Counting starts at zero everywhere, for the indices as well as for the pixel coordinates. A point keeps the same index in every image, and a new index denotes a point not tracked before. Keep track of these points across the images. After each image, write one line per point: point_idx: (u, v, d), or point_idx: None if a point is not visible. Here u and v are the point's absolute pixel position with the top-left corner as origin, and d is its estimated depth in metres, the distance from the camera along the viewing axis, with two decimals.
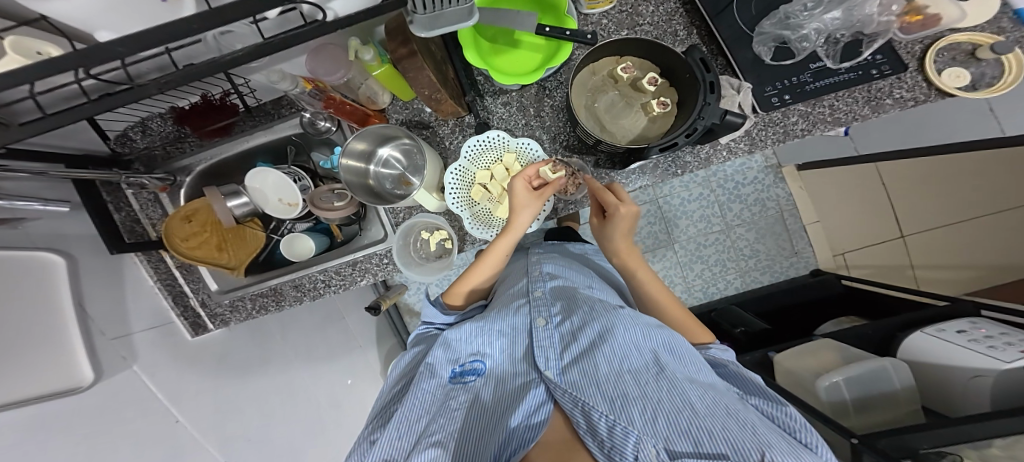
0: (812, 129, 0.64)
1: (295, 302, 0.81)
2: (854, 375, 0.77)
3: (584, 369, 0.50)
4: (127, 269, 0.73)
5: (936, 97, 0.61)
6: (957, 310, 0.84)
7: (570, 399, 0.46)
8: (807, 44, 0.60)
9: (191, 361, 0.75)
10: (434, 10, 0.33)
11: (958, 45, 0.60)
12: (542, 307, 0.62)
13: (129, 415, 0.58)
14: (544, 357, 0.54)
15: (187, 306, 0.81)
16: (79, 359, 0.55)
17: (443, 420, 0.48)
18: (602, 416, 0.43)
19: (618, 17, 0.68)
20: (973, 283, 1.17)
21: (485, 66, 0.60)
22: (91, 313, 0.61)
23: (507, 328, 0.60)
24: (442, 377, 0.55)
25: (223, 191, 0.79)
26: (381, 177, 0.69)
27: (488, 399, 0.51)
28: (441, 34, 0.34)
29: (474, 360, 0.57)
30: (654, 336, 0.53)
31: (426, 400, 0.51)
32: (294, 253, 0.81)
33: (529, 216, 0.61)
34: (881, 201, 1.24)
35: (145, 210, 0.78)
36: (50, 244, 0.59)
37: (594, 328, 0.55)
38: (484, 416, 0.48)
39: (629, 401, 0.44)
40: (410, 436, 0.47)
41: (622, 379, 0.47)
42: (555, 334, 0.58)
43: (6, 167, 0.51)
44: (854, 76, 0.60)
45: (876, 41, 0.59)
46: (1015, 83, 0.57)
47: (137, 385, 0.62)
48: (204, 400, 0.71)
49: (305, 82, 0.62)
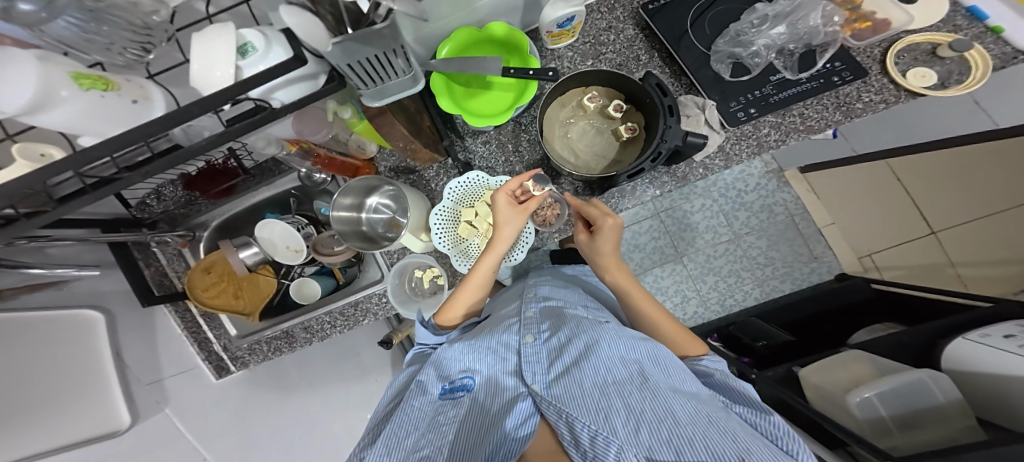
0: (786, 139, 0.63)
1: (305, 343, 0.85)
2: (891, 388, 0.71)
3: (569, 381, 0.49)
4: (159, 321, 0.81)
5: (907, 97, 0.61)
6: (1000, 314, 0.75)
7: (555, 411, 0.46)
8: (759, 59, 0.63)
9: (216, 401, 0.81)
10: (377, 84, 0.36)
11: (917, 47, 0.62)
12: (531, 325, 0.62)
13: (157, 452, 0.62)
14: (532, 371, 0.54)
15: (211, 350, 0.87)
16: (115, 404, 0.62)
17: (432, 437, 0.50)
18: (585, 426, 0.43)
19: (582, 49, 0.73)
20: None
21: (458, 111, 0.65)
22: (126, 361, 0.69)
23: (496, 344, 0.60)
24: (432, 394, 0.56)
25: (236, 243, 0.86)
26: (374, 221, 0.72)
27: (478, 414, 0.51)
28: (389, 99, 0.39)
29: (463, 376, 0.58)
30: (639, 347, 0.53)
31: (416, 417, 0.53)
32: (303, 296, 0.86)
33: (511, 229, 0.61)
34: (899, 196, 1.19)
35: (171, 264, 0.86)
36: (88, 301, 0.67)
37: (580, 342, 0.55)
38: (474, 432, 0.48)
39: (611, 412, 0.44)
40: (401, 451, 0.49)
41: (606, 392, 0.47)
42: (542, 349, 0.58)
43: (52, 237, 0.60)
44: (817, 84, 0.62)
45: (828, 50, 0.62)
46: (983, 80, 0.58)
47: (170, 427, 0.68)
48: (229, 435, 0.76)
49: (289, 145, 0.65)
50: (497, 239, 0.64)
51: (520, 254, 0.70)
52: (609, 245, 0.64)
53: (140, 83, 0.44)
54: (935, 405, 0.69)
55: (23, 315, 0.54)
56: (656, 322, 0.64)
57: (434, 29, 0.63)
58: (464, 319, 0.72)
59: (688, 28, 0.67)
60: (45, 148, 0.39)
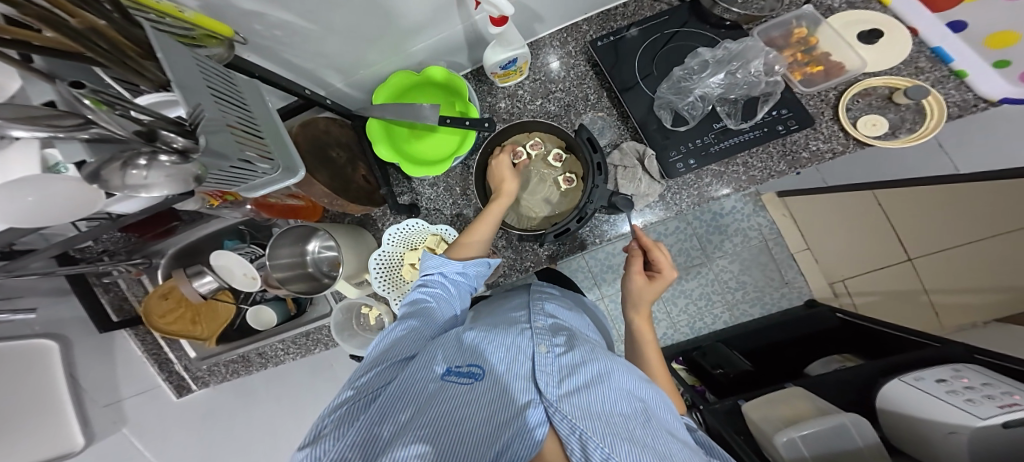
0: (727, 191, 0.57)
1: (261, 368, 0.86)
2: (812, 431, 0.70)
3: (585, 398, 0.45)
4: (118, 344, 0.82)
5: (856, 147, 0.53)
6: (945, 354, 0.78)
7: (569, 426, 0.42)
8: (697, 110, 0.57)
9: (177, 420, 0.82)
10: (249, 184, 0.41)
11: (873, 91, 0.55)
12: (542, 335, 0.57)
13: None
14: (544, 379, 0.48)
15: (172, 371, 0.88)
16: (72, 425, 0.64)
17: (433, 412, 0.42)
18: (598, 447, 0.39)
19: (532, 87, 0.66)
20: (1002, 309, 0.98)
21: (397, 159, 0.64)
22: (84, 384, 0.70)
23: (509, 344, 0.54)
24: (435, 371, 0.48)
25: (189, 273, 0.79)
26: (319, 260, 0.71)
27: (489, 404, 0.44)
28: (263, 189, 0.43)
29: (471, 363, 0.51)
30: (645, 388, 0.50)
31: (412, 395, 0.45)
32: (261, 323, 0.84)
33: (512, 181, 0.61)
34: (880, 223, 1.15)
35: (132, 288, 0.86)
36: (44, 330, 0.68)
37: (594, 367, 0.51)
38: (486, 427, 0.41)
39: (622, 438, 0.40)
40: (391, 426, 0.41)
41: (616, 418, 0.43)
42: (554, 363, 0.52)
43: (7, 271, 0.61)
44: (758, 134, 0.54)
45: (769, 100, 0.54)
46: (935, 131, 0.52)
47: (125, 445, 0.71)
48: (189, 451, 0.78)
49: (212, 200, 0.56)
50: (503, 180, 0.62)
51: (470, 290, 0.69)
52: (649, 294, 0.62)
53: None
54: (854, 449, 0.68)
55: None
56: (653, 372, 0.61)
57: (374, 73, 0.62)
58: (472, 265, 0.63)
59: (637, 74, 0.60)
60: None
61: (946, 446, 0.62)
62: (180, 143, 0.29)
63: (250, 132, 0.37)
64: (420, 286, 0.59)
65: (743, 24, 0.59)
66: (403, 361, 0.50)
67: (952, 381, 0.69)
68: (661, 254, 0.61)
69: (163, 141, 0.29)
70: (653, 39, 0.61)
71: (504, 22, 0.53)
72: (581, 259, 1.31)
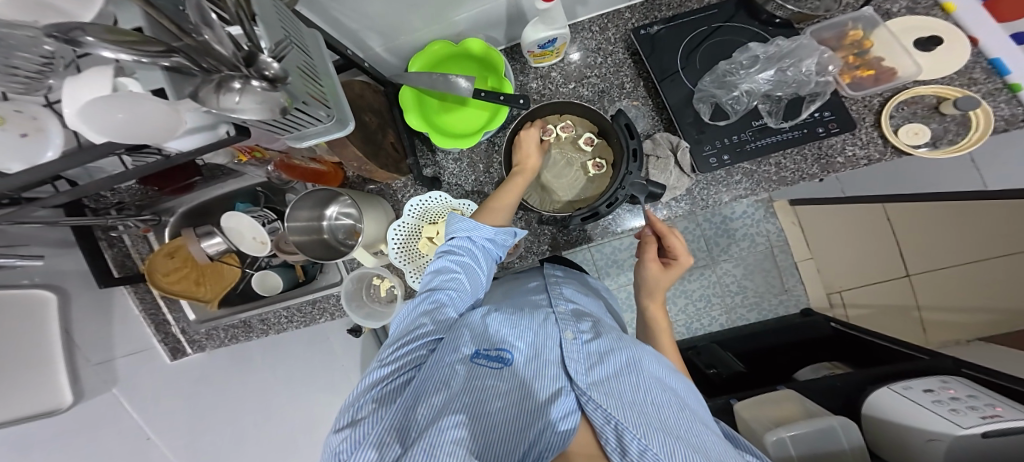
0: (757, 189, 0.57)
1: (261, 335, 0.84)
2: (801, 434, 0.71)
3: (616, 387, 0.45)
4: (115, 301, 0.79)
5: (893, 156, 0.54)
6: (935, 366, 0.81)
7: (603, 415, 0.42)
8: (740, 106, 0.56)
9: (169, 381, 0.79)
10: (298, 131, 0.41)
11: (920, 99, 0.56)
12: (568, 321, 0.57)
13: (104, 432, 0.63)
14: (573, 367, 0.49)
15: (169, 332, 0.86)
16: (62, 382, 0.61)
17: (466, 399, 0.42)
18: (635, 439, 0.39)
19: (566, 70, 0.64)
20: (993, 329, 1.01)
21: (427, 130, 0.64)
22: (77, 340, 0.67)
23: (536, 331, 0.54)
24: (465, 353, 0.50)
25: (200, 232, 0.79)
26: (335, 228, 0.70)
27: (520, 394, 0.45)
28: (312, 142, 0.43)
29: (500, 349, 0.52)
30: (673, 377, 0.51)
31: (444, 376, 0.46)
32: (265, 287, 0.83)
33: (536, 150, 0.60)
34: (887, 237, 1.18)
35: (136, 245, 0.83)
36: (44, 281, 0.65)
37: (624, 354, 0.50)
38: (518, 417, 0.42)
39: (658, 427, 0.40)
40: (426, 408, 0.41)
41: (648, 405, 0.43)
42: (583, 349, 0.52)
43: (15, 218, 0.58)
44: (798, 135, 0.55)
45: (816, 101, 0.54)
46: (979, 143, 0.53)
47: (114, 405, 0.67)
48: (177, 410, 0.75)
49: (240, 156, 0.58)
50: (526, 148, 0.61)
51: None
52: (665, 281, 0.61)
53: (34, 112, 0.36)
54: (838, 450, 0.70)
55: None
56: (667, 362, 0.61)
57: (413, 39, 0.60)
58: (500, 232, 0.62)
59: (677, 63, 0.59)
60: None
61: (923, 452, 0.65)
62: (274, 70, 0.29)
63: (311, 78, 0.38)
64: (447, 254, 0.57)
65: (795, 23, 0.59)
66: (431, 344, 0.50)
67: (939, 391, 0.71)
68: (677, 240, 0.60)
69: (258, 67, 0.28)
70: (699, 30, 0.60)
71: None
72: (587, 251, 1.32)
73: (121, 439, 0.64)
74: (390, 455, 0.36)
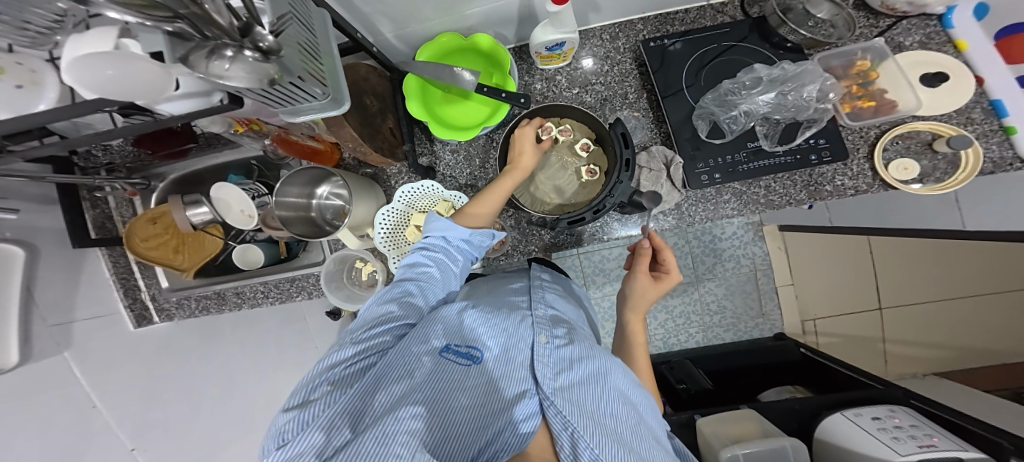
0: (744, 211, 0.58)
1: (235, 309, 0.81)
2: (756, 452, 0.73)
3: (579, 395, 0.46)
4: (88, 262, 0.76)
5: (879, 189, 0.53)
6: (887, 396, 0.85)
7: (562, 422, 0.43)
8: (737, 126, 0.56)
9: (127, 352, 0.76)
10: (292, 106, 0.40)
11: (916, 134, 0.53)
12: (544, 326, 0.57)
13: (44, 396, 0.59)
14: (541, 372, 0.49)
15: (137, 298, 0.83)
16: (9, 342, 0.56)
17: (428, 391, 0.43)
18: (588, 448, 0.40)
19: (572, 75, 0.65)
20: (949, 364, 1.05)
21: (426, 118, 0.64)
22: (38, 300, 0.64)
23: (510, 332, 0.55)
24: (435, 346, 0.50)
25: (185, 199, 0.75)
26: (324, 207, 0.69)
27: (482, 395, 0.46)
28: (305, 118, 0.42)
29: (471, 347, 0.52)
30: (638, 393, 0.51)
31: (408, 365, 0.46)
32: (246, 262, 0.80)
33: (534, 154, 0.60)
34: (867, 271, 1.18)
35: (121, 208, 0.81)
36: (16, 236, 0.62)
37: (593, 363, 0.51)
38: (474, 420, 0.42)
39: (613, 439, 0.41)
40: (385, 396, 0.42)
41: (607, 417, 0.45)
42: (555, 355, 0.53)
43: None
44: (791, 160, 0.54)
45: (812, 128, 0.54)
46: (963, 184, 0.51)
47: (63, 371, 0.64)
48: (131, 389, 0.72)
49: (236, 125, 0.57)
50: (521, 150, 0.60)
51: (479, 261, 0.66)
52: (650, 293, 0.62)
53: (32, 65, 0.42)
54: None
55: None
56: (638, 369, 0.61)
57: (427, 28, 0.60)
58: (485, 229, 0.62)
59: (682, 80, 0.59)
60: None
61: None
62: (269, 43, 0.28)
63: (312, 56, 0.38)
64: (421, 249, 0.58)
65: (805, 48, 0.57)
66: (400, 331, 0.51)
67: (885, 420, 0.75)
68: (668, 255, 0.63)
69: (253, 38, 0.28)
70: (707, 49, 0.59)
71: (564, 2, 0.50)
72: (577, 257, 1.34)
73: (62, 408, 0.61)
74: (339, 438, 0.36)
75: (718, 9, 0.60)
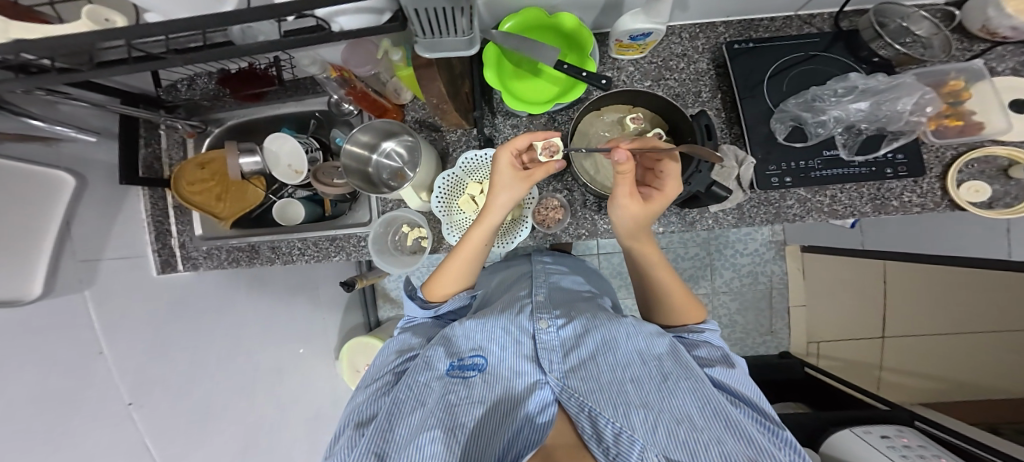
0: (806, 216, 0.60)
1: (266, 263, 0.78)
2: None
3: (585, 376, 0.53)
4: (128, 201, 0.74)
5: (946, 208, 0.56)
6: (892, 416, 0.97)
7: (577, 403, 0.50)
8: (822, 130, 0.56)
9: (146, 298, 0.73)
10: (434, 37, 0.37)
11: (994, 160, 0.55)
12: (543, 311, 0.63)
13: (53, 339, 0.55)
14: (547, 359, 0.56)
15: (166, 244, 0.80)
16: (38, 272, 0.54)
17: (440, 412, 0.49)
18: (608, 422, 0.47)
19: (646, 68, 0.65)
20: (938, 396, 1.14)
21: (500, 87, 0.64)
22: (75, 233, 0.62)
23: (507, 326, 0.60)
24: (439, 370, 0.56)
25: (241, 147, 0.76)
26: (381, 166, 0.71)
27: (495, 394, 0.53)
28: (440, 56, 0.39)
29: (473, 356, 0.58)
30: (656, 343, 0.56)
31: (421, 393, 0.52)
32: (283, 216, 0.81)
33: (507, 196, 0.58)
34: (875, 301, 1.25)
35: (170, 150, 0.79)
36: (65, 165, 0.61)
37: (597, 337, 0.58)
38: (492, 417, 0.50)
39: (630, 407, 0.48)
40: (404, 428, 0.48)
41: (624, 386, 0.51)
42: (556, 337, 0.59)
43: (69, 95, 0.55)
44: (866, 171, 0.56)
45: (898, 139, 0.55)
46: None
47: (77, 311, 0.60)
48: (139, 339, 0.68)
49: (332, 69, 0.64)
50: (490, 205, 0.60)
51: (511, 243, 0.69)
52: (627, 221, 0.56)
53: None
54: None
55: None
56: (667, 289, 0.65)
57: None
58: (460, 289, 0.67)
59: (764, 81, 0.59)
60: (110, 14, 0.39)
61: None
62: None
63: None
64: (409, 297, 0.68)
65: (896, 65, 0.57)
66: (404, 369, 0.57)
67: (895, 438, 0.85)
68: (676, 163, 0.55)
69: None
70: (789, 56, 0.59)
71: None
72: (595, 257, 1.34)
73: (68, 349, 0.57)
74: None
75: (806, 21, 0.62)
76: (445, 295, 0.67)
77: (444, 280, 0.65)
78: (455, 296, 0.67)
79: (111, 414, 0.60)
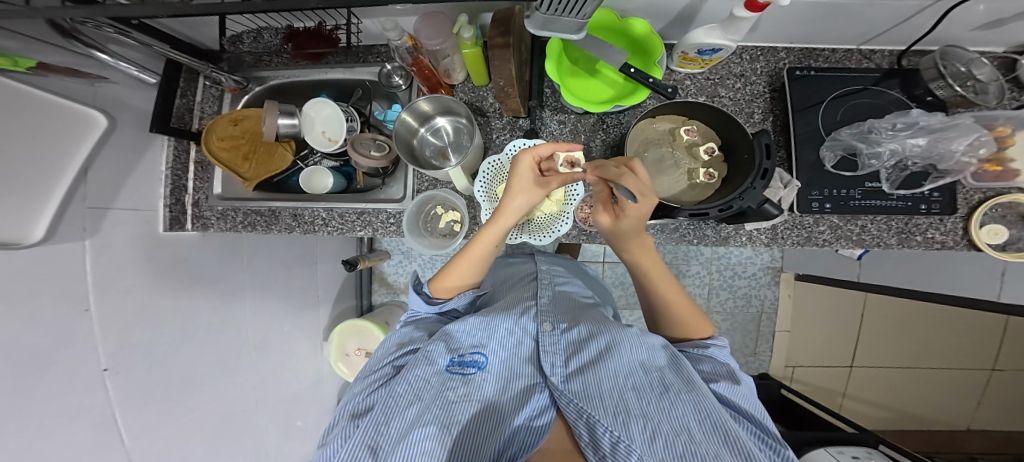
0: (835, 242, 0.64)
1: (284, 230, 0.75)
2: None
3: (588, 380, 0.50)
4: (150, 151, 0.70)
5: (965, 247, 0.62)
6: (862, 439, 1.04)
7: (576, 410, 0.46)
8: (875, 162, 0.59)
9: (151, 256, 0.67)
10: (552, 16, 0.39)
11: (1017, 206, 0.60)
12: (548, 314, 0.61)
13: (40, 287, 0.48)
14: (550, 362, 0.53)
15: (179, 200, 0.75)
16: (45, 213, 0.49)
17: (436, 409, 0.47)
18: (606, 431, 0.44)
19: (702, 83, 0.67)
20: (891, 423, 1.34)
21: (558, 81, 0.62)
22: (90, 177, 0.57)
23: (510, 326, 0.58)
24: (439, 365, 0.53)
25: (280, 108, 0.72)
26: (425, 142, 0.71)
27: (493, 396, 0.50)
28: (547, 35, 0.42)
29: (474, 352, 0.55)
30: (658, 355, 0.54)
31: (417, 386, 0.50)
32: (309, 185, 0.76)
33: (523, 200, 0.57)
34: (854, 334, 1.34)
35: (203, 104, 0.76)
36: (91, 102, 0.56)
37: (602, 341, 0.56)
38: (487, 418, 0.47)
39: (631, 417, 0.45)
40: (398, 422, 0.46)
41: (625, 394, 0.48)
42: (560, 340, 0.57)
43: (121, 30, 0.52)
44: (902, 205, 0.60)
45: (943, 178, 0.59)
46: None
47: (75, 262, 0.53)
48: (131, 300, 0.61)
49: (409, 38, 0.62)
50: (504, 208, 0.58)
51: (549, 237, 0.67)
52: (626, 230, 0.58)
53: None
54: None
55: (8, 79, 0.44)
56: (671, 302, 0.62)
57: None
58: (465, 288, 0.64)
59: (821, 106, 0.63)
60: None
61: None
62: None
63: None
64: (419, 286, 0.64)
65: (951, 106, 0.61)
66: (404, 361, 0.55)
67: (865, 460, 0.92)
68: (637, 182, 0.53)
69: None
70: (845, 89, 0.63)
71: (759, 12, 0.47)
72: (600, 265, 1.36)
73: (54, 305, 0.50)
74: None
75: (866, 56, 0.67)
76: (454, 290, 0.64)
77: (452, 279, 0.63)
78: (461, 294, 0.63)
79: (83, 380, 0.53)
